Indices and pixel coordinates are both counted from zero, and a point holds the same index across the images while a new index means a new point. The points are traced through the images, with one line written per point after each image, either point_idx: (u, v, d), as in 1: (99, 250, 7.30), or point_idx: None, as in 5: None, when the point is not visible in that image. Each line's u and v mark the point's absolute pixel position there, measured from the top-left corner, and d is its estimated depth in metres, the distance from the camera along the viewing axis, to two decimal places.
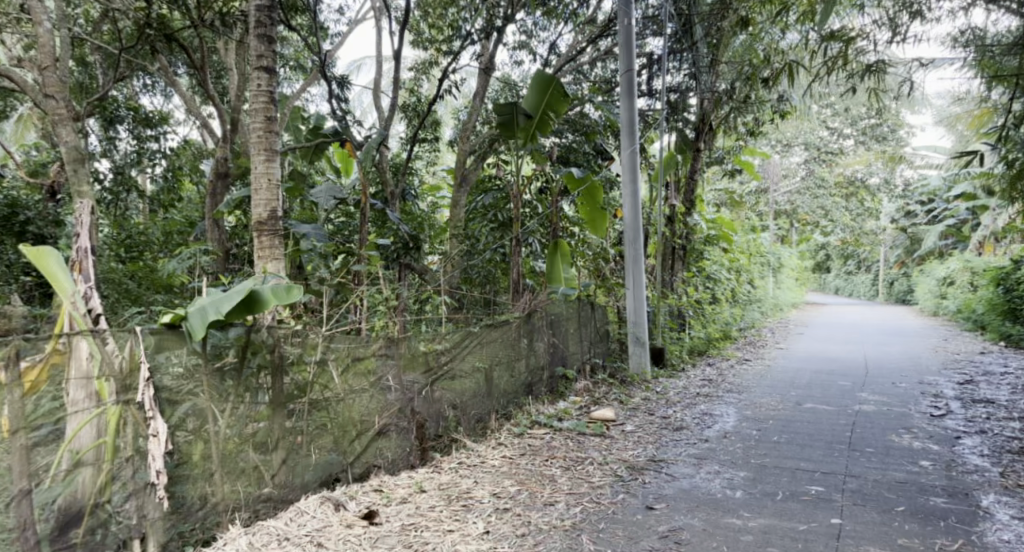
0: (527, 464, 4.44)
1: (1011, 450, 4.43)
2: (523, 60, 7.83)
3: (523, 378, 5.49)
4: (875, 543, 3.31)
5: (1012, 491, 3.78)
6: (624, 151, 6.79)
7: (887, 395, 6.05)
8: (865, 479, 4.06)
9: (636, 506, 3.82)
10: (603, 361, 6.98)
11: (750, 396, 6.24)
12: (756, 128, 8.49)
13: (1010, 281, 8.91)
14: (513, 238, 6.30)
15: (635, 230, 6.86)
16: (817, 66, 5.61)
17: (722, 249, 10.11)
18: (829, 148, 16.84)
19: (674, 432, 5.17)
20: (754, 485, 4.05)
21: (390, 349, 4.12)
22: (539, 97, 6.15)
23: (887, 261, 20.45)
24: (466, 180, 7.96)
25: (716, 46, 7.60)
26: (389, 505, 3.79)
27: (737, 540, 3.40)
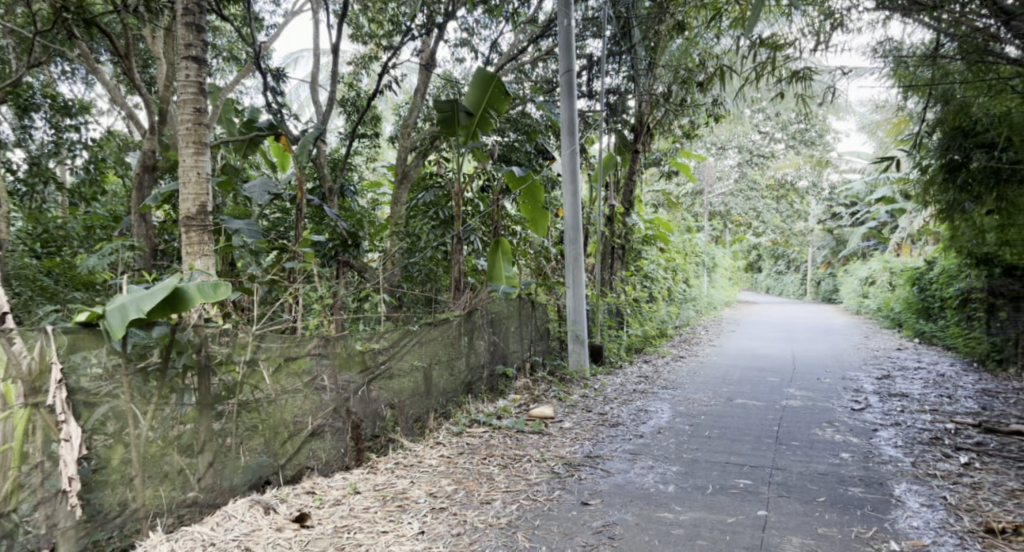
0: (464, 463, 4.43)
1: (923, 441, 4.68)
2: (464, 58, 7.75)
3: (462, 376, 5.47)
4: (796, 533, 3.44)
5: (923, 480, 4.00)
6: (565, 151, 6.84)
7: (812, 390, 6.30)
8: (790, 471, 4.22)
9: (571, 502, 3.87)
10: (543, 358, 7.02)
11: (684, 392, 6.41)
12: (691, 131, 8.69)
13: (924, 281, 9.39)
14: (454, 236, 6.26)
15: (575, 229, 6.92)
16: (747, 71, 5.78)
17: (658, 248, 10.31)
18: (761, 151, 17.35)
19: (610, 428, 5.26)
20: (685, 479, 4.15)
21: (324, 348, 4.05)
22: (481, 94, 6.12)
23: (814, 262, 21.27)
24: (406, 177, 7.86)
25: (653, 49, 7.71)
26: (321, 507, 3.72)
27: (668, 533, 3.49)
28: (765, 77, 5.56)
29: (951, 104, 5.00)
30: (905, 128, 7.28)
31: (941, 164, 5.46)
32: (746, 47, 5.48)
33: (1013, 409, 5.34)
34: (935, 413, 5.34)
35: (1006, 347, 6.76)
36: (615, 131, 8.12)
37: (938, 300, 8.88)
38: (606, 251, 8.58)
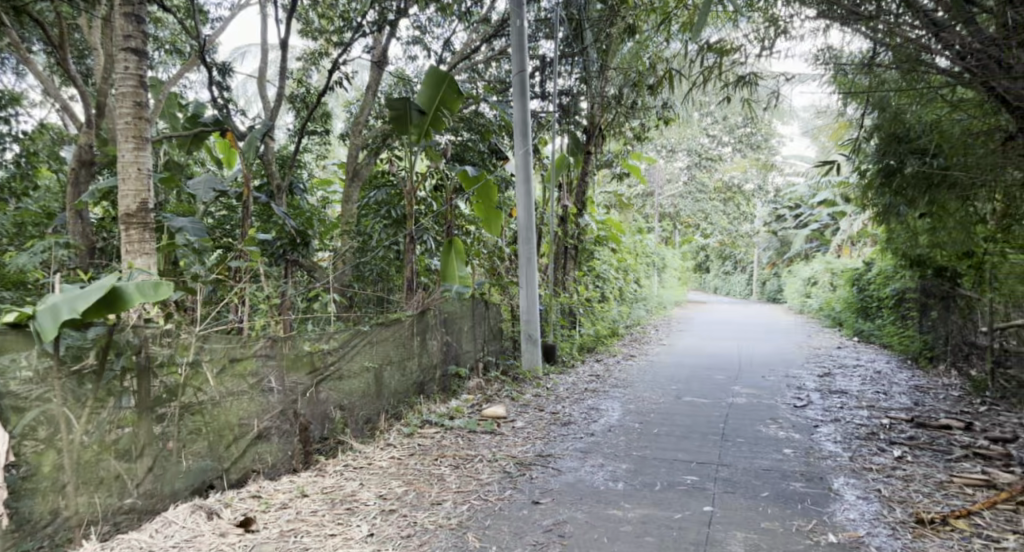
0: (415, 464, 4.40)
1: (860, 435, 4.86)
2: (417, 56, 7.69)
3: (414, 376, 5.43)
4: (740, 527, 3.52)
5: (859, 473, 4.15)
6: (517, 151, 6.85)
7: (757, 388, 6.46)
8: (735, 467, 4.32)
9: (522, 502, 3.88)
10: (496, 358, 7.01)
11: (634, 391, 6.50)
12: (642, 133, 8.81)
13: (862, 282, 9.73)
14: (407, 235, 6.20)
15: (528, 229, 6.94)
16: (694, 76, 5.91)
17: (610, 249, 10.43)
18: (710, 154, 17.71)
19: (561, 427, 5.29)
20: (634, 476, 4.21)
21: (271, 349, 3.97)
22: (433, 93, 6.07)
23: (759, 262, 21.87)
24: (357, 175, 7.75)
25: (605, 52, 7.80)
26: (267, 511, 3.65)
27: (617, 530, 3.53)
28: (712, 82, 5.71)
29: (887, 111, 5.08)
30: (845, 133, 7.54)
31: (878, 169, 5.63)
32: (693, 52, 5.59)
33: (943, 405, 5.59)
34: (871, 409, 5.55)
35: (937, 345, 7.07)
36: (567, 133, 8.18)
37: (875, 299, 9.23)
38: (559, 251, 8.63)
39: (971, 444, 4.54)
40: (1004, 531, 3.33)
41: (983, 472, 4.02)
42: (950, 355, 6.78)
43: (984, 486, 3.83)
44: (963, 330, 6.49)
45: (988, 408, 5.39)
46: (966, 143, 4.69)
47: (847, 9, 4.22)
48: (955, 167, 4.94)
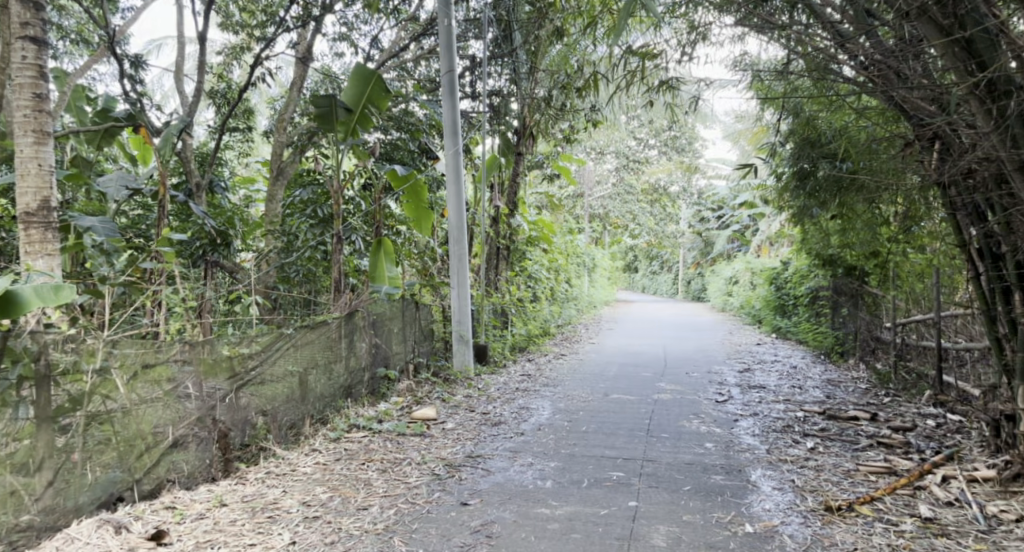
0: (341, 470, 4.32)
1: (777, 428, 5.06)
2: (344, 52, 7.52)
3: (341, 380, 5.32)
4: (663, 521, 3.61)
5: (775, 465, 4.32)
6: (447, 150, 6.80)
7: (681, 384, 6.65)
8: (659, 462, 4.43)
9: (450, 504, 3.86)
10: (426, 359, 6.92)
11: (564, 389, 6.57)
12: (571, 134, 8.92)
13: (780, 280, 10.13)
14: (334, 235, 6.05)
15: (459, 229, 6.90)
16: (619, 79, 6.02)
17: (542, 249, 10.50)
18: (637, 156, 18.06)
19: (492, 427, 5.29)
20: (562, 474, 4.25)
21: (188, 353, 3.83)
22: (360, 90, 5.98)
23: (684, 262, 22.59)
24: (282, 174, 7.54)
25: (534, 53, 7.84)
26: (182, 522, 3.50)
27: (544, 529, 3.56)
28: (635, 86, 5.82)
29: (799, 117, 5.41)
30: (762, 136, 7.83)
31: (793, 172, 5.98)
32: (617, 55, 5.68)
33: (852, 397, 5.88)
34: (787, 403, 5.78)
35: (847, 341, 7.44)
36: (498, 133, 8.18)
37: (790, 298, 9.63)
38: (491, 252, 8.64)
39: (875, 433, 4.80)
40: (902, 514, 3.52)
41: (886, 460, 4.25)
42: (858, 350, 7.14)
43: (886, 473, 4.05)
44: (869, 326, 6.85)
45: (892, 399, 5.71)
46: (871, 148, 4.94)
47: (764, 19, 4.38)
48: (862, 171, 5.21)
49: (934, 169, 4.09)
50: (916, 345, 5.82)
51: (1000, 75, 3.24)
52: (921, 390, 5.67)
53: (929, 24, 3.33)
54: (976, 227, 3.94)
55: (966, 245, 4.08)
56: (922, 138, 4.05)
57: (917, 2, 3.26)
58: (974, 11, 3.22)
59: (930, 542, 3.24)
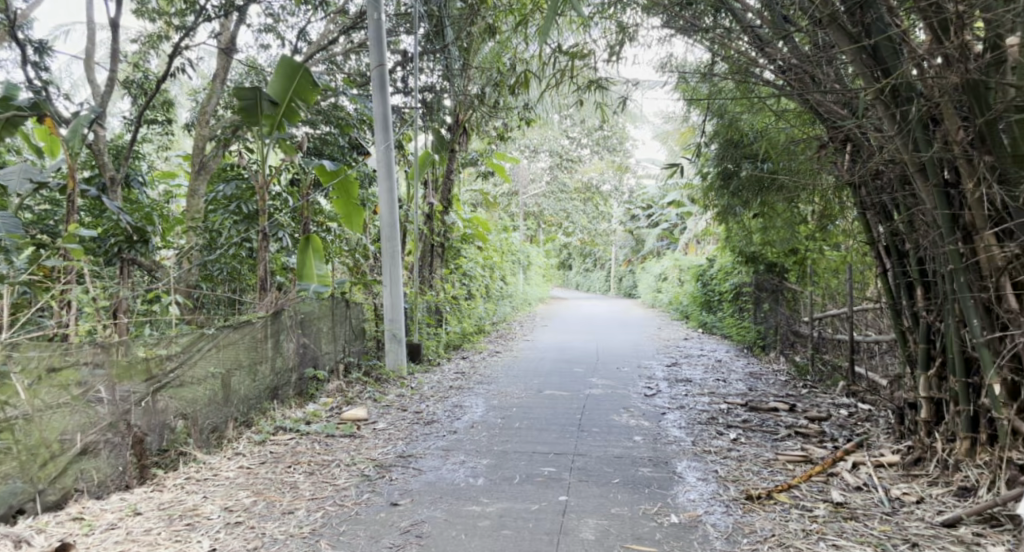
0: (265, 473, 4.19)
1: (702, 420, 5.21)
2: (270, 44, 7.30)
3: (267, 381, 5.15)
4: (592, 514, 3.66)
5: (700, 456, 4.44)
6: (378, 146, 6.68)
7: (612, 379, 6.76)
8: (590, 456, 4.48)
9: (379, 505, 3.80)
10: (358, 359, 6.77)
11: (497, 387, 6.57)
12: (504, 132, 8.93)
13: (705, 277, 10.43)
14: (259, 232, 5.85)
15: (391, 226, 6.79)
16: (550, 78, 6.05)
17: (477, 247, 10.45)
18: (570, 155, 18.23)
19: (424, 426, 5.25)
20: (494, 471, 4.25)
21: (100, 356, 3.69)
22: (286, 84, 5.80)
23: (617, 259, 23.06)
24: (204, 168, 7.24)
25: (466, 49, 7.79)
26: (91, 534, 3.33)
27: (475, 527, 3.55)
28: (565, 85, 5.88)
29: (723, 119, 5.56)
30: (690, 137, 8.01)
31: (717, 172, 6.16)
32: (547, 54, 5.70)
33: (773, 389, 6.10)
34: (712, 395, 5.96)
35: (768, 335, 7.74)
36: (431, 129, 8.08)
37: (715, 294, 9.92)
38: (425, 249, 8.55)
39: (794, 423, 5.00)
40: (817, 500, 3.68)
41: (802, 449, 4.44)
42: (779, 343, 7.43)
43: (803, 462, 4.23)
44: (789, 321, 7.14)
45: (809, 390, 5.96)
46: (790, 148, 5.13)
47: (687, 21, 4.46)
48: (782, 172, 5.41)
49: (846, 169, 4.28)
50: (832, 338, 6.09)
51: (903, 82, 3.40)
52: (836, 381, 5.95)
53: (839, 32, 3.45)
54: (883, 225, 4.14)
55: (875, 243, 4.28)
56: (835, 140, 4.25)
57: (827, 10, 3.39)
58: (879, 20, 3.38)
59: (841, 526, 3.39)
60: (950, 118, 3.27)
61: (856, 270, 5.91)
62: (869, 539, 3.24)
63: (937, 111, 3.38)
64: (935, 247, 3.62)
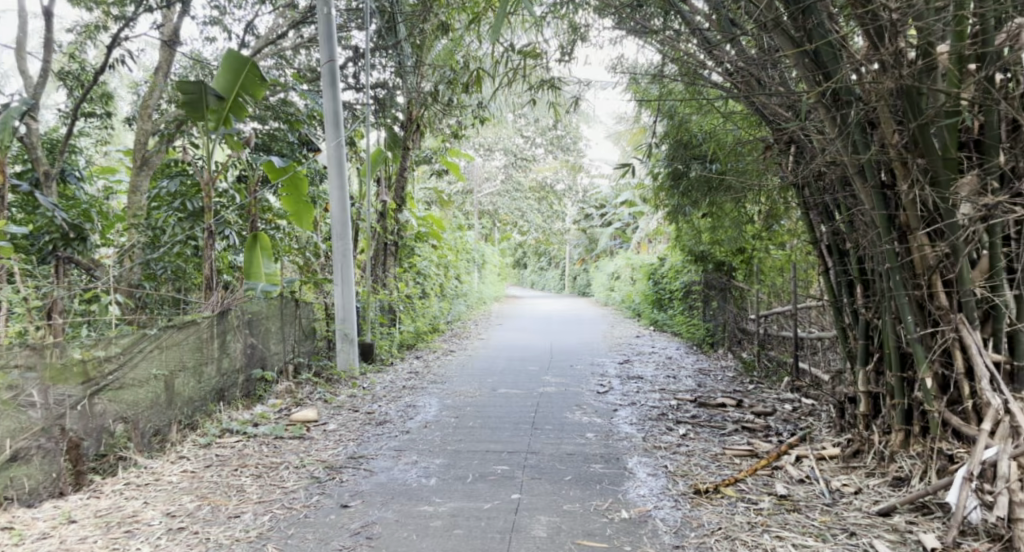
0: (210, 477, 4.08)
1: (653, 417, 5.29)
2: (216, 38, 7.09)
3: (213, 383, 5.01)
4: (544, 511, 3.67)
5: (650, 452, 4.50)
6: (328, 143, 6.58)
7: (565, 376, 6.81)
8: (542, 454, 4.51)
9: (329, 507, 3.75)
10: (308, 359, 6.65)
11: (451, 386, 6.55)
12: (458, 130, 8.91)
13: (656, 276, 10.59)
14: (205, 230, 5.69)
15: (342, 224, 6.69)
16: (503, 77, 6.05)
17: (431, 245, 10.38)
18: (524, 154, 18.25)
19: (376, 426, 5.19)
20: (446, 471, 4.23)
21: (32, 358, 3.56)
22: (232, 82, 5.69)
23: (571, 257, 23.23)
24: (146, 164, 6.99)
25: (419, 47, 7.71)
26: (21, 544, 3.20)
27: (427, 527, 3.53)
28: (518, 84, 5.89)
29: (674, 120, 5.67)
30: (641, 137, 8.12)
31: (667, 173, 6.26)
32: (499, 53, 5.70)
33: (720, 385, 6.24)
34: (662, 392, 6.06)
35: (717, 332, 7.92)
36: (384, 126, 7.98)
37: (666, 292, 10.09)
38: (378, 248, 8.47)
39: (740, 418, 5.12)
40: (762, 493, 3.77)
41: (748, 443, 4.54)
42: (727, 340, 7.61)
43: (749, 456, 4.33)
44: (736, 318, 7.33)
45: (755, 386, 6.11)
46: (737, 149, 5.25)
47: (637, 22, 4.50)
48: (729, 173, 5.53)
49: (791, 170, 4.39)
50: (777, 335, 6.27)
51: (842, 86, 3.49)
52: (781, 376, 6.12)
53: (783, 36, 3.54)
54: (825, 225, 4.27)
55: (817, 242, 4.41)
56: (780, 142, 4.36)
57: (771, 15, 3.47)
58: (820, 26, 3.45)
59: (784, 517, 3.48)
60: (886, 122, 3.38)
61: (799, 268, 6.07)
62: (810, 530, 3.33)
63: (875, 115, 3.49)
64: (873, 246, 3.75)
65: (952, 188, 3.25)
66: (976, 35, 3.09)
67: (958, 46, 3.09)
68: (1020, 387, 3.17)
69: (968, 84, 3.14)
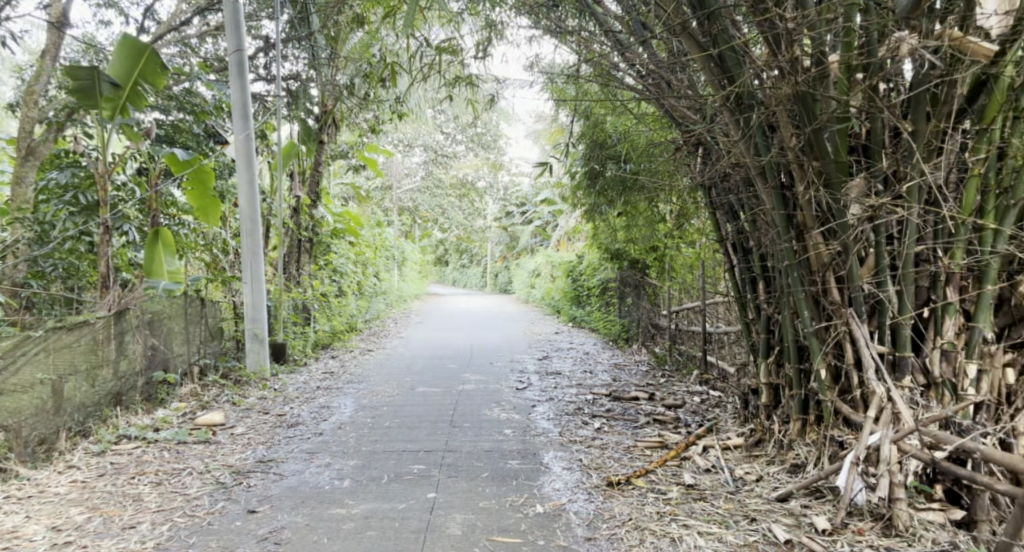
0: (104, 486, 3.85)
1: (569, 411, 5.37)
2: (111, 21, 6.83)
3: (108, 387, 4.73)
4: (460, 509, 3.66)
5: (566, 446, 4.57)
6: (237, 135, 6.32)
7: (484, 373, 6.82)
8: (460, 451, 4.49)
9: (235, 513, 3.61)
10: (215, 361, 6.38)
11: (368, 385, 6.44)
12: (376, 125, 8.77)
13: (575, 273, 10.77)
14: (101, 225, 5.37)
15: (252, 220, 6.45)
16: (420, 72, 5.99)
17: (348, 242, 10.16)
18: (444, 151, 18.18)
19: (288, 428, 5.04)
20: (360, 472, 4.16)
21: None
22: (129, 67, 5.40)
23: (492, 255, 23.26)
24: (33, 154, 6.50)
25: (334, 39, 7.51)
26: None
27: (338, 529, 3.45)
28: (435, 80, 5.85)
29: (589, 120, 5.84)
30: (559, 136, 8.22)
31: (584, 172, 6.36)
32: (414, 47, 5.64)
33: (634, 379, 6.40)
34: (579, 387, 6.16)
35: (632, 328, 8.14)
36: (297, 119, 7.74)
37: (584, 289, 10.29)
38: (292, 244, 8.20)
39: (652, 411, 5.26)
40: (670, 483, 3.89)
41: (659, 436, 4.68)
42: (641, 336, 7.84)
43: (659, 447, 4.46)
44: (651, 314, 7.56)
45: (667, 379, 6.31)
46: (649, 150, 5.40)
47: (552, 22, 4.54)
48: (642, 172, 5.68)
49: (698, 170, 4.53)
50: (687, 330, 6.51)
51: (745, 91, 3.63)
52: (691, 369, 6.36)
53: (690, 41, 3.65)
54: (731, 224, 4.44)
55: (723, 240, 4.58)
56: (688, 143, 4.50)
57: (679, 19, 3.58)
58: (724, 32, 3.56)
59: (691, 506, 3.61)
60: (785, 126, 3.54)
61: (708, 266, 6.28)
62: (715, 517, 3.47)
63: (775, 119, 3.65)
64: (773, 244, 3.93)
65: (843, 190, 3.44)
66: (862, 46, 3.27)
67: (846, 55, 3.27)
68: (902, 376, 3.39)
69: (856, 92, 3.33)
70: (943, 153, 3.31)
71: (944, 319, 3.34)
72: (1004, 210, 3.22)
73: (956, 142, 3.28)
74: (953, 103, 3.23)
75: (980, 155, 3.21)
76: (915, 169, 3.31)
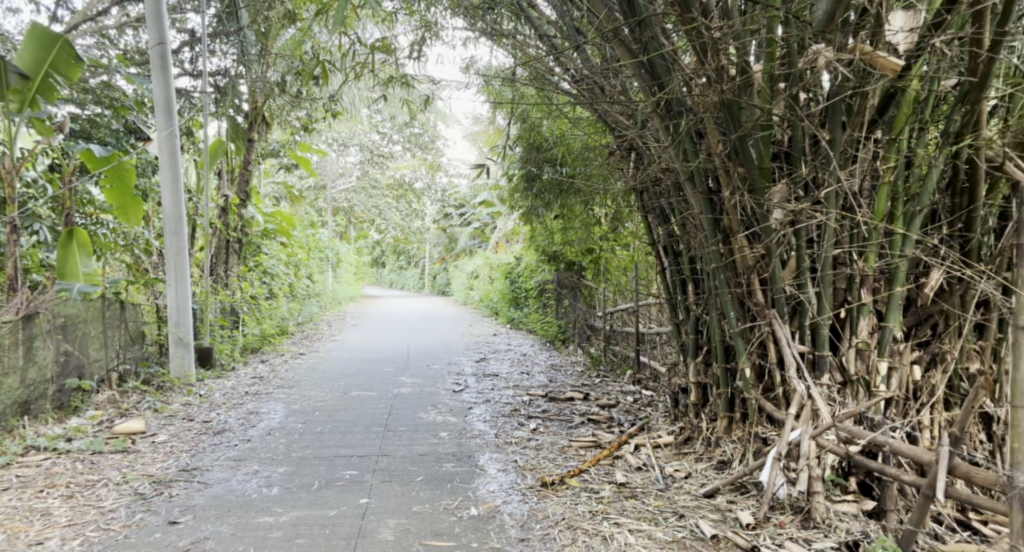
0: (9, 501, 3.63)
1: (504, 413, 5.37)
2: (20, 9, 6.50)
3: (14, 395, 4.47)
4: (393, 514, 3.62)
5: (501, 448, 4.57)
6: (158, 132, 6.05)
7: (420, 376, 6.76)
8: (394, 456, 4.43)
9: (155, 525, 3.46)
10: (137, 366, 6.11)
11: (299, 390, 6.28)
12: (309, 123, 8.58)
13: (513, 275, 10.80)
14: (8, 224, 5.06)
15: (177, 219, 6.20)
16: (355, 70, 5.89)
17: (280, 243, 9.89)
18: (380, 151, 17.96)
19: (214, 436, 4.87)
20: (290, 479, 4.05)
21: None
22: (39, 58, 5.11)
23: (431, 256, 23.10)
24: None
25: (265, 34, 7.28)
26: None
27: (266, 538, 3.35)
28: (369, 79, 5.77)
29: (526, 123, 5.86)
30: (496, 138, 8.24)
31: (520, 174, 6.39)
32: (347, 46, 5.54)
33: (570, 380, 6.47)
34: (515, 388, 6.18)
35: (568, 329, 8.23)
36: (225, 116, 7.49)
37: (522, 291, 10.34)
38: (220, 245, 7.92)
39: (587, 411, 5.33)
40: (603, 482, 3.95)
41: (593, 436, 4.73)
42: (577, 337, 7.93)
43: (592, 447, 4.52)
44: (587, 316, 7.65)
45: (602, 380, 6.40)
46: (585, 154, 5.47)
47: (488, 24, 4.55)
48: (578, 176, 5.75)
49: (631, 174, 4.61)
50: (622, 331, 6.62)
51: (674, 97, 3.71)
52: (625, 370, 6.47)
53: (621, 47, 3.71)
54: (662, 227, 4.54)
55: (655, 244, 4.68)
56: (621, 148, 4.58)
57: (611, 26, 3.64)
58: (654, 39, 3.62)
59: (622, 504, 3.66)
60: (711, 132, 3.64)
61: (642, 268, 6.41)
62: (645, 515, 3.53)
63: (702, 125, 3.75)
64: (701, 246, 4.04)
65: (767, 196, 3.56)
66: (782, 57, 3.39)
67: (769, 66, 3.39)
68: (820, 374, 3.51)
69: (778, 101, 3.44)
70: (857, 161, 3.45)
71: (858, 319, 3.49)
72: (912, 216, 3.41)
73: (869, 151, 3.43)
74: (865, 113, 3.38)
75: (890, 163, 3.38)
76: (832, 176, 3.45)
